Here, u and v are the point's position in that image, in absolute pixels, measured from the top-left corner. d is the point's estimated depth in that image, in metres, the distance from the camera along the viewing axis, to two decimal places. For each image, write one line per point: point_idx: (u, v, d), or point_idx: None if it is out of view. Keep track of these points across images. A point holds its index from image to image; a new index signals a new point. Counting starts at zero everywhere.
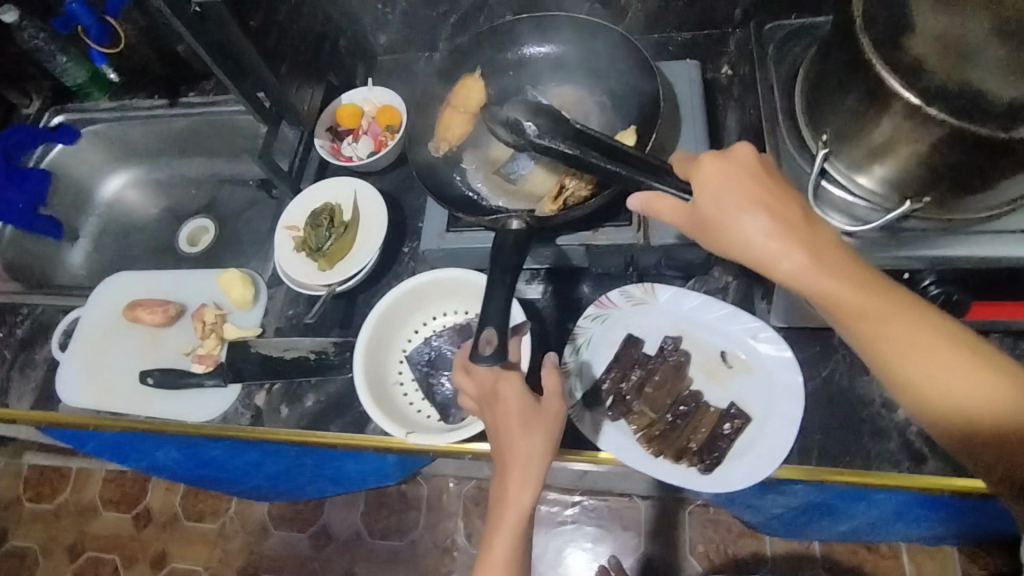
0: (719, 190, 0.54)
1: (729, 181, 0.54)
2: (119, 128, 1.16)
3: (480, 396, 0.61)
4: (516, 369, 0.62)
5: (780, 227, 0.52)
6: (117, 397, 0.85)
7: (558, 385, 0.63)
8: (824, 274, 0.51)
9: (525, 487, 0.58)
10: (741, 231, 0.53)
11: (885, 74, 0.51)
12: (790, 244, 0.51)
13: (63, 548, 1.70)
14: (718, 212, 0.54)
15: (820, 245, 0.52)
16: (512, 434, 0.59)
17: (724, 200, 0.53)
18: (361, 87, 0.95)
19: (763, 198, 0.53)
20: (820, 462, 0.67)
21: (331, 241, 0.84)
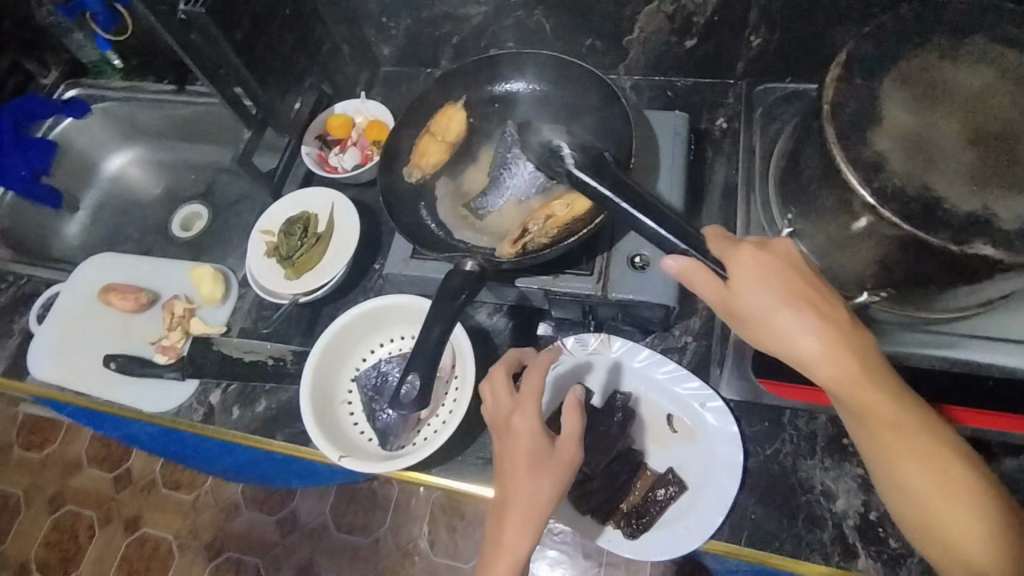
0: (764, 279, 0.51)
1: (775, 272, 0.51)
2: (126, 107, 1.19)
3: (497, 428, 0.62)
4: (536, 405, 0.61)
5: (826, 330, 0.49)
6: (81, 375, 0.87)
7: (577, 428, 0.59)
8: (868, 388, 0.48)
9: (523, 532, 0.56)
10: (784, 327, 0.50)
11: (844, 168, 0.51)
12: (836, 351, 0.48)
13: (45, 497, 1.75)
14: (761, 302, 0.50)
15: (864, 356, 0.49)
16: (517, 473, 0.58)
17: (768, 291, 0.50)
18: (355, 98, 0.96)
19: (810, 295, 0.50)
20: (750, 544, 0.65)
21: (300, 251, 0.85)
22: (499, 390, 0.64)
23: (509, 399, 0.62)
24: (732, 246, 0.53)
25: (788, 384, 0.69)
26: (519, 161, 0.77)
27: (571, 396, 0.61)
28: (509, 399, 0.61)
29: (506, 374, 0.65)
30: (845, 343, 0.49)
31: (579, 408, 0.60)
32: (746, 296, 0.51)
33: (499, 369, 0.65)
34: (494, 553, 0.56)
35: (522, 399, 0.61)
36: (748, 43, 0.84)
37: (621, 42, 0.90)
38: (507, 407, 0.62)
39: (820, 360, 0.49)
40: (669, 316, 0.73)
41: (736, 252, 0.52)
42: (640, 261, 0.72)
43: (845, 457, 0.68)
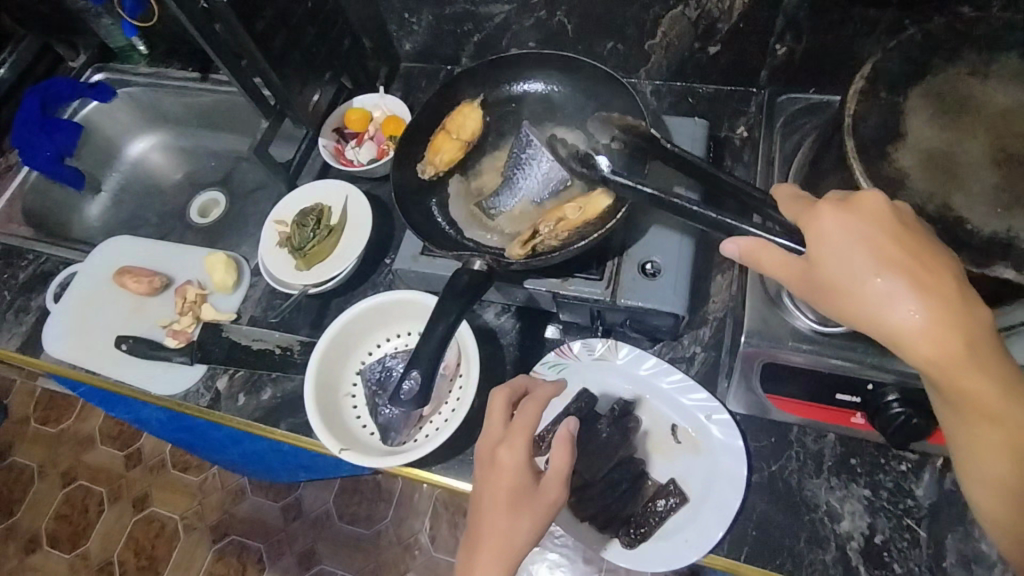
0: (854, 244, 0.45)
1: (866, 235, 0.45)
2: (151, 93, 1.21)
3: (483, 459, 0.62)
4: (526, 442, 0.61)
5: (931, 299, 0.43)
6: (94, 354, 0.89)
7: (564, 469, 0.59)
8: (976, 370, 0.43)
9: (496, 568, 0.57)
10: (879, 298, 0.44)
11: (863, 182, 0.49)
12: (943, 326, 0.43)
13: (58, 472, 1.79)
14: (851, 270, 0.45)
15: (974, 330, 0.43)
16: (496, 510, 0.58)
17: (857, 257, 0.45)
18: (374, 93, 0.97)
19: (910, 260, 0.44)
20: (750, 560, 0.64)
21: (313, 241, 0.85)
22: (495, 416, 0.64)
23: (501, 429, 0.63)
24: (811, 210, 0.48)
25: (798, 402, 0.66)
26: (534, 161, 0.76)
27: (563, 432, 0.61)
28: (499, 432, 0.61)
29: (507, 399, 0.65)
30: (952, 317, 0.43)
31: (570, 443, 0.60)
32: (831, 265, 0.46)
33: (499, 395, 0.65)
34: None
35: (512, 432, 0.61)
36: (773, 52, 0.83)
37: (643, 46, 0.89)
38: (497, 437, 0.62)
39: (923, 337, 0.43)
40: (678, 325, 0.72)
41: (818, 214, 0.47)
42: (651, 268, 0.71)
43: (852, 477, 0.66)
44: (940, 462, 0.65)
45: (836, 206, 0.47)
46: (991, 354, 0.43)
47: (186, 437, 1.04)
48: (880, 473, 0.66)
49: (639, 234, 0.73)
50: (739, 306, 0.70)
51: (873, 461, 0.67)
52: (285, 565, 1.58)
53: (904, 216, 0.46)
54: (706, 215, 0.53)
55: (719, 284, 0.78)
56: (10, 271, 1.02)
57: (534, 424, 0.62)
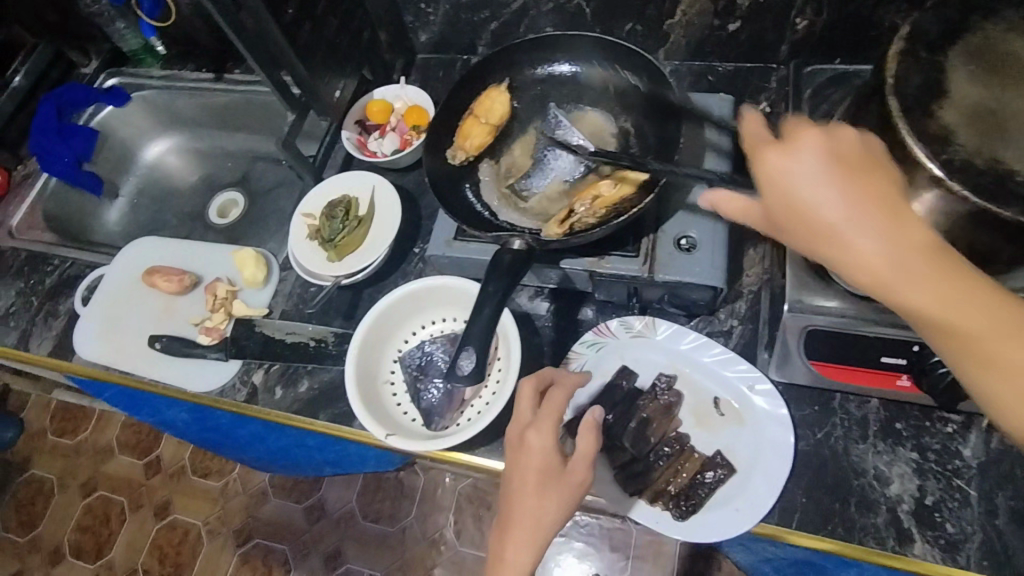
0: (795, 177, 0.44)
1: (807, 166, 0.44)
2: (165, 96, 1.21)
3: (511, 441, 0.62)
4: (553, 425, 0.60)
5: (878, 227, 0.42)
6: (126, 355, 0.89)
7: (591, 450, 0.60)
8: (931, 295, 0.41)
9: (525, 546, 0.58)
10: (821, 225, 0.43)
11: (909, 140, 0.49)
12: (889, 252, 0.42)
13: (78, 483, 1.78)
14: (796, 205, 0.44)
15: (925, 248, 0.42)
16: (525, 492, 0.59)
17: (798, 189, 0.44)
18: (395, 84, 0.98)
19: (855, 189, 0.43)
20: (801, 526, 0.64)
21: (342, 233, 0.86)
22: (521, 401, 0.63)
23: (529, 414, 0.62)
24: (758, 148, 0.46)
25: (842, 367, 0.66)
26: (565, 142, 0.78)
27: (589, 417, 0.61)
28: (525, 416, 0.61)
29: (534, 386, 0.64)
30: (899, 237, 0.41)
31: (596, 430, 0.60)
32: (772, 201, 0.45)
33: (526, 380, 0.63)
34: (497, 561, 0.59)
35: (540, 415, 0.61)
36: (793, 26, 0.83)
37: (662, 26, 0.89)
38: (525, 421, 0.62)
39: (871, 263, 0.42)
40: (716, 298, 0.72)
41: (758, 151, 0.46)
42: (686, 242, 0.71)
43: (898, 441, 0.67)
44: (986, 422, 0.65)
45: (781, 142, 0.46)
46: (947, 275, 0.41)
47: (215, 437, 0.98)
48: (926, 436, 0.66)
49: (671, 210, 0.74)
50: (778, 276, 0.71)
51: (918, 424, 0.67)
52: (312, 565, 1.58)
53: (851, 142, 0.44)
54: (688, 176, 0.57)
55: (752, 258, 0.78)
56: (36, 277, 1.02)
57: (560, 408, 0.61)
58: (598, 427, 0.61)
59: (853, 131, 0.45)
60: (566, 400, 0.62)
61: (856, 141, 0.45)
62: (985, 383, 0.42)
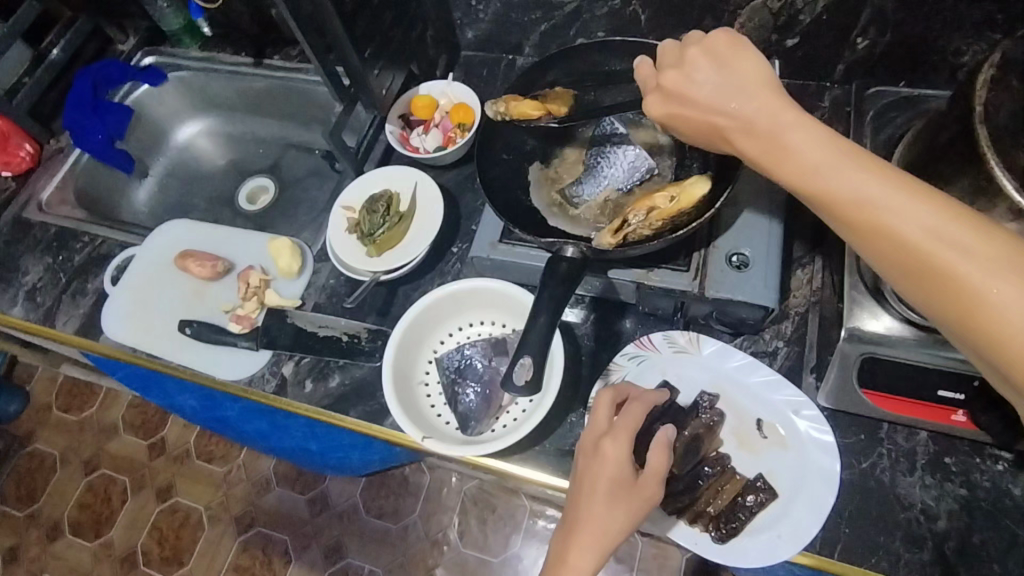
0: (677, 79, 0.55)
1: (686, 69, 0.55)
2: (202, 78, 1.20)
3: (586, 446, 0.62)
4: (629, 435, 0.62)
5: (742, 109, 0.51)
6: (154, 338, 0.88)
7: (663, 466, 0.61)
8: (792, 159, 0.48)
9: (589, 552, 0.57)
10: (705, 112, 0.54)
11: (998, 172, 0.49)
12: (750, 123, 0.50)
13: (80, 459, 1.77)
14: (685, 109, 0.56)
15: (785, 116, 0.49)
16: (595, 498, 0.59)
17: (683, 88, 0.55)
18: (441, 80, 0.96)
19: (721, 84, 0.53)
20: (844, 558, 0.63)
21: (383, 229, 0.85)
22: (599, 409, 0.65)
23: (606, 423, 0.63)
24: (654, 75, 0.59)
25: (895, 397, 0.65)
26: (620, 150, 0.76)
27: (662, 435, 0.62)
28: (604, 423, 0.62)
29: (612, 398, 0.66)
30: (756, 108, 0.50)
31: (667, 448, 0.62)
32: (668, 105, 0.57)
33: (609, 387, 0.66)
34: (557, 566, 0.58)
35: (618, 425, 0.62)
36: (853, 45, 0.82)
37: None
38: (602, 429, 0.63)
39: (745, 135, 0.51)
40: (764, 318, 0.71)
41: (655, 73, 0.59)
42: (739, 260, 0.70)
43: (947, 476, 0.65)
44: None
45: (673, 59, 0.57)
46: (811, 137, 0.47)
47: (222, 425, 0.95)
48: (976, 473, 0.65)
49: (725, 226, 0.73)
50: (831, 300, 0.69)
51: (968, 460, 0.66)
52: (312, 558, 1.56)
53: (715, 46, 0.54)
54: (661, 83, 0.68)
55: (799, 279, 0.78)
56: (65, 253, 1.01)
57: (638, 421, 0.63)
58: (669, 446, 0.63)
59: (721, 36, 0.55)
60: (643, 414, 0.64)
61: (725, 44, 0.54)
62: (859, 243, 0.45)
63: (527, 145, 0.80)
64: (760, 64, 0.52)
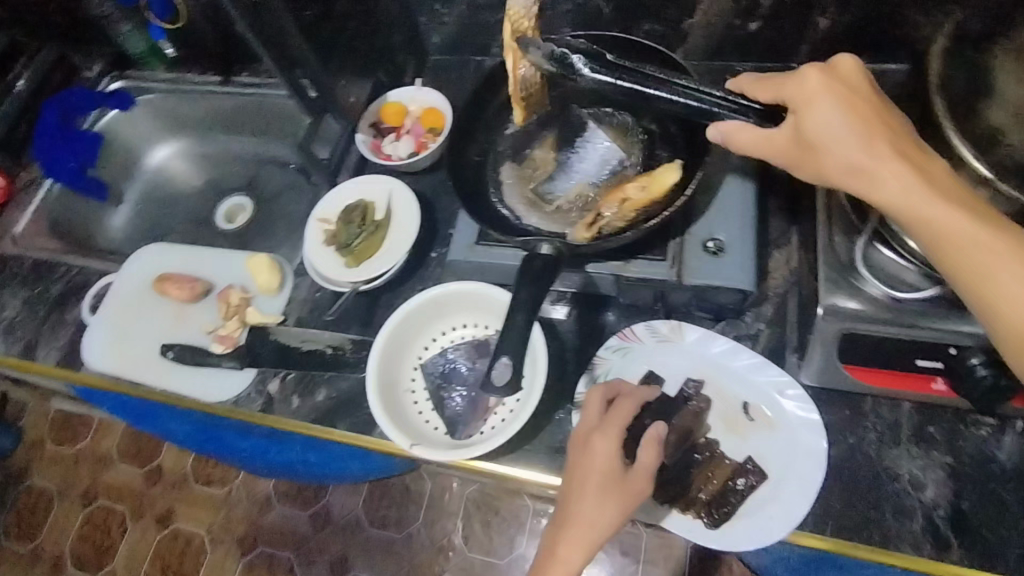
0: (816, 98, 0.52)
1: (825, 88, 0.52)
2: (172, 100, 1.20)
3: (577, 442, 0.63)
4: (617, 431, 0.62)
5: (882, 141, 0.49)
6: (138, 364, 0.87)
7: (654, 462, 0.60)
8: (933, 198, 0.46)
9: (578, 549, 0.59)
10: (839, 137, 0.50)
11: (955, 141, 0.49)
12: (886, 155, 0.49)
13: (78, 491, 1.75)
14: (818, 121, 0.51)
15: (920, 160, 0.48)
16: (584, 494, 0.59)
17: (822, 105, 0.51)
18: (409, 86, 0.97)
19: (856, 114, 0.50)
20: (836, 534, 0.63)
21: (359, 239, 0.84)
22: (590, 406, 0.65)
23: (596, 419, 0.64)
24: (776, 82, 0.55)
25: (875, 370, 0.65)
26: (589, 142, 0.76)
27: (653, 431, 0.62)
28: (593, 420, 0.62)
29: (602, 396, 0.65)
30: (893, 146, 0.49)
31: (658, 445, 0.61)
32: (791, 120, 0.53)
33: (604, 385, 0.66)
34: (549, 561, 0.60)
35: (607, 421, 0.63)
36: (815, 25, 0.82)
37: (682, 26, 0.87)
38: (592, 425, 0.63)
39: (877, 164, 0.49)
40: (744, 302, 0.72)
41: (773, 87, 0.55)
42: (715, 245, 0.70)
43: (933, 446, 0.66)
44: (1021, 426, 0.65)
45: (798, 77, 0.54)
46: (945, 185, 0.47)
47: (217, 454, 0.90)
48: (961, 439, 0.66)
49: (700, 212, 0.73)
50: (808, 280, 0.70)
51: (952, 428, 0.66)
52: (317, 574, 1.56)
53: (849, 77, 0.53)
54: (689, 104, 0.62)
55: (777, 261, 0.78)
56: (42, 285, 1.00)
57: (628, 418, 0.63)
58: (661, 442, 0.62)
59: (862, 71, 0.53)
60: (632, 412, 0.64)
61: (857, 79, 0.53)
62: (975, 291, 0.46)
63: (498, 145, 0.79)
64: (889, 107, 0.51)
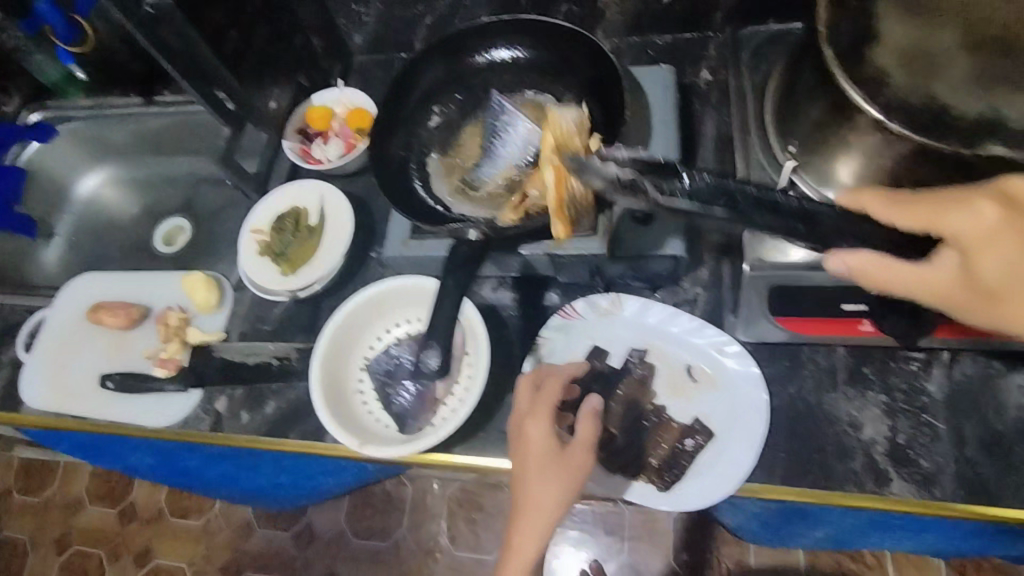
0: (1003, 246, 0.45)
1: (1010, 231, 0.45)
2: (95, 126, 1.17)
3: (515, 432, 0.65)
4: (548, 413, 0.64)
5: None
6: (78, 398, 0.85)
7: (590, 435, 0.63)
8: None
9: (533, 536, 0.62)
10: None
11: (847, 87, 0.50)
12: None
13: (50, 540, 1.70)
14: (998, 270, 0.46)
15: None
16: (528, 479, 0.62)
17: (1010, 257, 0.45)
18: (334, 88, 0.96)
19: None
20: (783, 481, 0.65)
21: (294, 245, 0.83)
22: (521, 393, 0.67)
23: (527, 406, 0.66)
24: (933, 211, 0.47)
25: (807, 319, 0.66)
26: (511, 128, 0.76)
27: (586, 406, 0.64)
28: (521, 409, 0.65)
29: (530, 382, 0.68)
30: None
31: (596, 417, 0.64)
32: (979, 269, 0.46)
33: (534, 371, 0.69)
34: (507, 552, 0.63)
35: (537, 406, 0.65)
36: None
37: (597, 3, 0.88)
38: (523, 412, 0.65)
39: None
40: (677, 267, 0.73)
41: (927, 221, 0.47)
42: (642, 215, 0.71)
43: (868, 386, 0.68)
44: (946, 356, 0.67)
45: (966, 210, 0.46)
46: None
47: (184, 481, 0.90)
48: (893, 376, 0.68)
49: None
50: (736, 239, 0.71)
51: (885, 366, 0.68)
52: None
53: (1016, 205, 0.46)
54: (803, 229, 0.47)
55: None
56: None
57: (556, 398, 0.65)
58: (597, 414, 0.64)
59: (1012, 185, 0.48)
60: (558, 392, 0.66)
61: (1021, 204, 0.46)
62: None
63: (421, 136, 0.79)
64: None
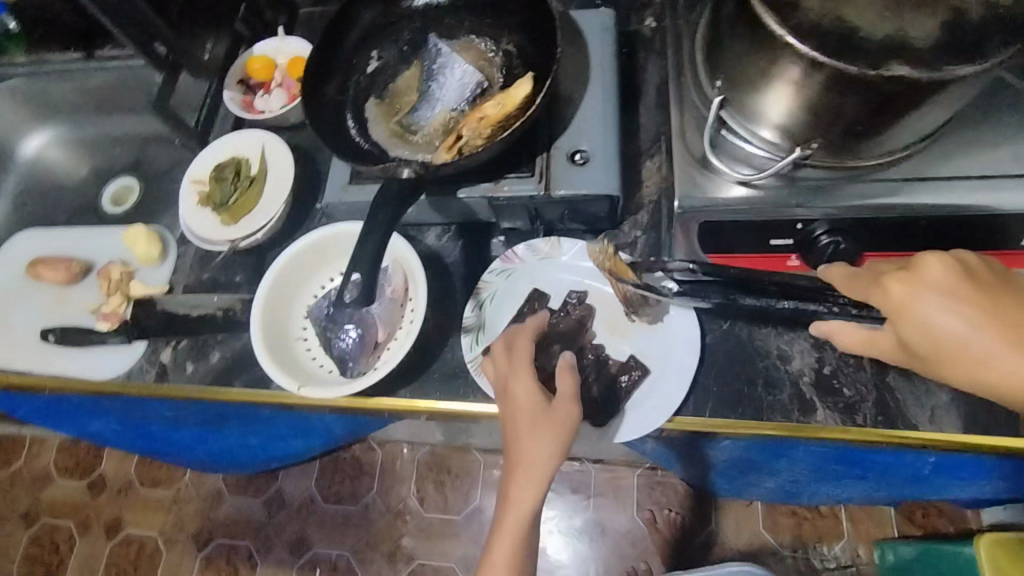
0: (922, 299, 0.49)
1: (933, 290, 0.49)
2: (35, 83, 1.13)
3: (499, 391, 0.66)
4: (530, 370, 0.65)
5: (997, 331, 0.47)
6: (20, 353, 0.84)
7: (572, 388, 0.64)
8: None
9: (530, 491, 0.63)
10: (952, 337, 0.48)
11: (761, 13, 0.52)
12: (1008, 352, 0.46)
13: (19, 514, 1.69)
14: (920, 328, 0.50)
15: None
16: (519, 434, 0.63)
17: (928, 313, 0.49)
18: (273, 38, 0.93)
19: (969, 314, 0.48)
20: (716, 412, 0.67)
21: (235, 195, 0.83)
22: (496, 355, 0.67)
23: (506, 364, 0.66)
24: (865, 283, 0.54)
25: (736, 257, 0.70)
26: (449, 72, 0.76)
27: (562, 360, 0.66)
28: (498, 373, 0.66)
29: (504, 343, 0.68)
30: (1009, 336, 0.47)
31: (572, 370, 0.66)
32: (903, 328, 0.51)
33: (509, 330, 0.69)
34: (504, 509, 0.64)
35: (517, 365, 0.65)
36: None
37: None
38: (503, 371, 0.66)
39: (1000, 365, 0.47)
40: (614, 209, 0.73)
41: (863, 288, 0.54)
42: (580, 155, 0.71)
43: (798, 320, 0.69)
44: None
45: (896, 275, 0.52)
46: None
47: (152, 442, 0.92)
48: None
49: (564, 126, 0.73)
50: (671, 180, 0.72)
51: None
52: (278, 556, 1.55)
53: (941, 270, 0.50)
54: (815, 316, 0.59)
55: (649, 169, 0.79)
56: None
57: (531, 353, 0.66)
58: (573, 366, 0.67)
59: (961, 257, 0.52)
60: (530, 344, 0.67)
61: (945, 271, 0.50)
62: None
63: (358, 80, 0.77)
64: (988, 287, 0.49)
